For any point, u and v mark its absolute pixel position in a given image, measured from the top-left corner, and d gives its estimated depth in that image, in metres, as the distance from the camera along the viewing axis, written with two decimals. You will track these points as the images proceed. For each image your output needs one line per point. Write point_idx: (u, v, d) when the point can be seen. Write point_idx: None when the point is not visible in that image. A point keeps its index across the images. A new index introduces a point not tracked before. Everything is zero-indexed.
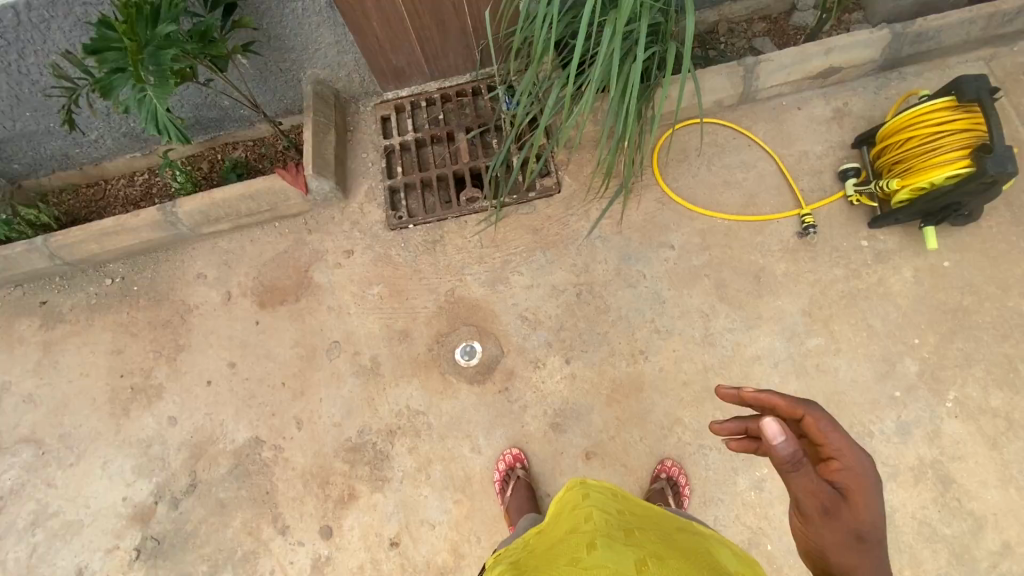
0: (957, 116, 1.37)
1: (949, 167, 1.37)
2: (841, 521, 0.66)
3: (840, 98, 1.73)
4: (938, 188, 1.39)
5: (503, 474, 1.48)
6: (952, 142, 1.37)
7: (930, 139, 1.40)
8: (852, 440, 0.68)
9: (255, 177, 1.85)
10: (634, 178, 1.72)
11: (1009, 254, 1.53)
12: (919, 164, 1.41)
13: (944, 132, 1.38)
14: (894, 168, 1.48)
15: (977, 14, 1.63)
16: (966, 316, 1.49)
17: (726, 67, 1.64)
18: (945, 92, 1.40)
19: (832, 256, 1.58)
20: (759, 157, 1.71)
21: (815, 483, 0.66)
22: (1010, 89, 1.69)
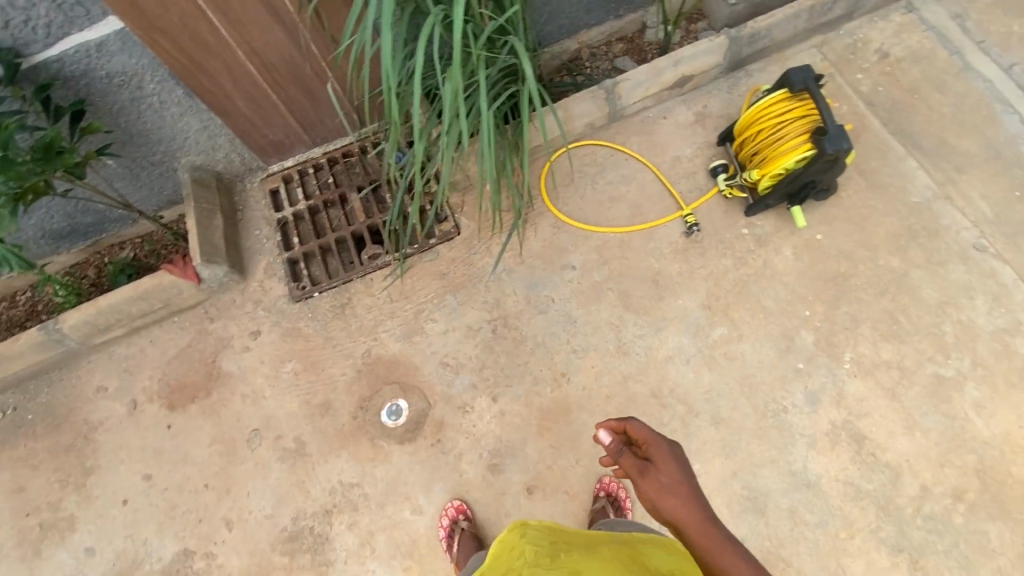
0: (794, 104, 1.49)
1: (796, 152, 1.48)
2: (654, 480, 0.98)
3: (699, 102, 1.85)
4: (792, 172, 1.50)
5: (448, 529, 1.45)
6: (794, 129, 1.48)
7: (776, 129, 1.51)
8: (650, 428, 1.02)
9: (145, 275, 1.78)
10: (525, 209, 1.77)
11: (870, 217, 1.67)
12: (772, 153, 1.52)
13: (786, 121, 1.49)
14: (753, 160, 1.59)
15: (800, 8, 1.78)
16: (845, 281, 1.60)
17: (587, 92, 1.74)
18: (779, 85, 1.51)
19: (719, 249, 1.67)
20: (637, 169, 1.81)
21: (631, 462, 1.00)
22: (845, 68, 1.85)
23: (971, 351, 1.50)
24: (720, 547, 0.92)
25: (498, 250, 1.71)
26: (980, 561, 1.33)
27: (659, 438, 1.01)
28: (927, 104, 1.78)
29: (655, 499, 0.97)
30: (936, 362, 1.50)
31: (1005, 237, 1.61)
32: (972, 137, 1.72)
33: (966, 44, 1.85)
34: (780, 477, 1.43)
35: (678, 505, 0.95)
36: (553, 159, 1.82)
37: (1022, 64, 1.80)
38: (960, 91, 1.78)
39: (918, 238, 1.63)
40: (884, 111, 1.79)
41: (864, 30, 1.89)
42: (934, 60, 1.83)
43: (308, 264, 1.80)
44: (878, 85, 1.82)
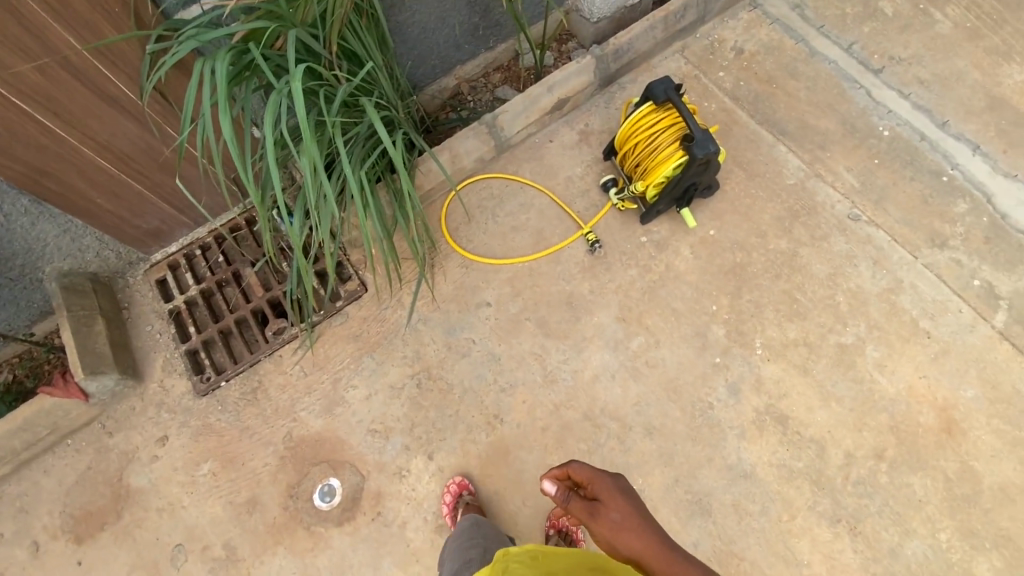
0: (661, 115, 1.56)
1: (671, 160, 1.54)
2: (605, 514, 1.08)
3: (580, 121, 1.90)
4: (673, 179, 1.56)
5: (452, 504, 1.45)
6: (666, 138, 1.55)
7: (650, 140, 1.57)
8: (595, 469, 1.16)
9: (24, 400, 1.61)
10: (430, 254, 1.74)
11: (754, 206, 1.76)
12: (651, 163, 1.58)
13: (657, 132, 1.56)
14: (636, 172, 1.64)
15: (654, 20, 1.87)
16: (743, 270, 1.67)
17: (470, 129, 1.73)
18: (645, 98, 1.58)
19: (623, 260, 1.71)
20: (533, 196, 1.82)
21: (582, 503, 1.11)
22: (707, 68, 1.95)
23: (864, 315, 1.60)
24: (673, 561, 0.99)
25: (411, 300, 1.65)
26: (910, 514, 1.41)
27: (603, 479, 1.13)
28: (786, 91, 1.90)
29: (609, 537, 1.05)
30: (837, 332, 1.58)
31: (873, 204, 1.73)
32: (828, 116, 1.85)
33: (808, 30, 1.99)
34: (718, 474, 1.46)
35: (630, 536, 1.03)
36: (449, 200, 1.80)
37: (859, 43, 1.96)
38: (811, 75, 1.92)
39: (799, 218, 1.73)
40: (749, 103, 1.90)
41: (717, 31, 2.00)
42: (783, 50, 1.96)
43: (210, 352, 1.69)
44: (740, 80, 1.93)
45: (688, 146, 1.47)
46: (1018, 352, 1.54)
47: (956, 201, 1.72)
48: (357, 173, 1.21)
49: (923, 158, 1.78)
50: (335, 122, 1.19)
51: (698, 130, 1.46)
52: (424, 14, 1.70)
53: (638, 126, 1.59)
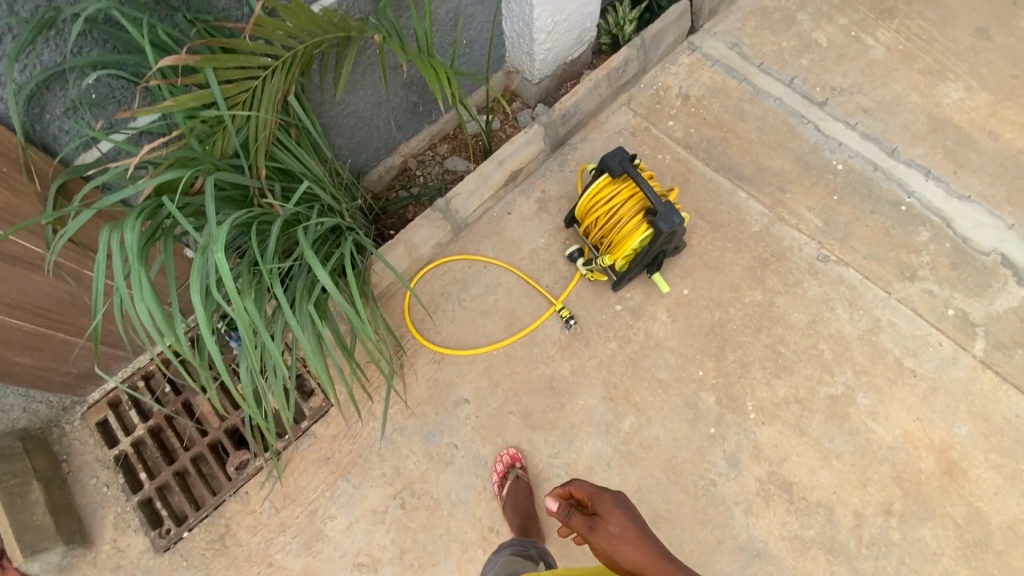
0: (619, 187, 1.50)
1: (636, 233, 1.49)
2: (602, 529, 1.00)
3: (536, 188, 1.83)
4: (640, 251, 1.51)
5: (502, 474, 1.47)
6: (628, 210, 1.49)
7: (611, 214, 1.52)
8: (592, 482, 1.09)
9: None
10: (399, 353, 1.61)
11: (723, 258, 1.71)
12: (615, 235, 1.52)
13: (617, 205, 1.50)
14: (602, 245, 1.58)
15: (596, 79, 1.83)
16: (724, 329, 1.62)
17: (423, 217, 1.64)
18: (600, 169, 1.52)
19: (601, 333, 1.63)
20: (498, 274, 1.73)
21: (579, 517, 1.04)
22: (656, 119, 1.91)
23: (849, 361, 1.57)
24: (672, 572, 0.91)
25: (383, 412, 1.52)
26: (927, 570, 1.37)
27: (602, 493, 1.05)
28: (736, 134, 1.88)
29: (609, 551, 0.98)
30: (826, 383, 1.55)
31: (839, 242, 1.71)
32: (782, 155, 1.84)
33: (750, 69, 1.98)
34: (730, 557, 1.40)
35: (629, 549, 0.95)
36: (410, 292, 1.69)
37: (800, 77, 1.96)
38: (759, 114, 1.90)
39: (770, 265, 1.69)
40: (703, 150, 1.86)
41: (660, 78, 1.96)
42: (728, 92, 1.94)
43: (166, 499, 1.52)
44: (690, 127, 1.90)
45: (652, 220, 1.41)
46: (1002, 380, 1.54)
47: (918, 229, 1.72)
48: (302, 315, 1.09)
49: (879, 188, 1.77)
50: (270, 264, 1.07)
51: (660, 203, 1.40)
52: (357, 104, 1.60)
53: (596, 200, 1.54)
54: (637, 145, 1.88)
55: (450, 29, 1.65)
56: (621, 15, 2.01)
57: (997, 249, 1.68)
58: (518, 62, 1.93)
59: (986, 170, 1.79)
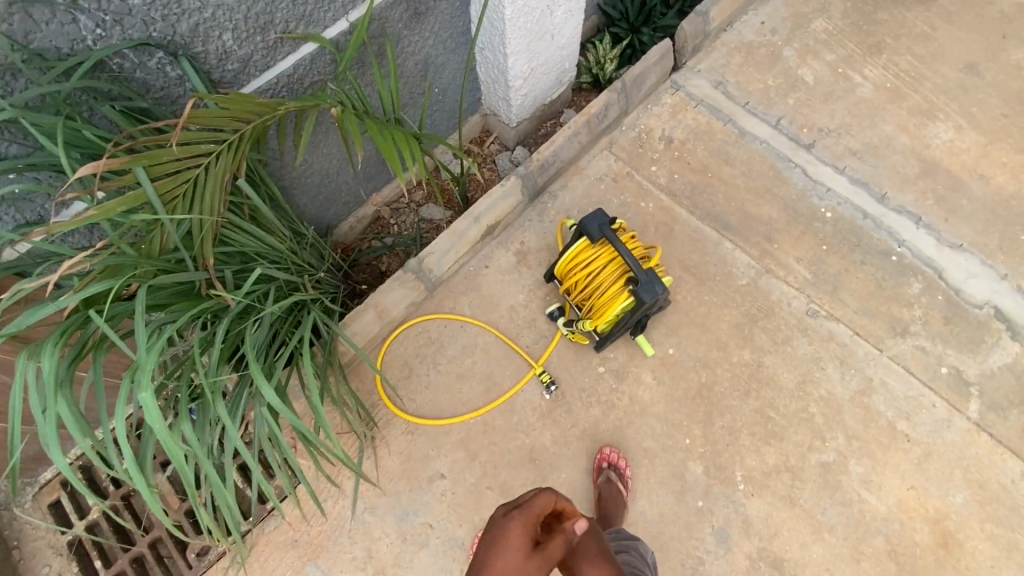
0: (598, 251, 1.43)
1: (617, 300, 1.42)
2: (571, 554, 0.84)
3: (514, 240, 1.75)
4: (623, 318, 1.43)
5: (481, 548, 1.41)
6: (609, 275, 1.43)
7: (591, 279, 1.45)
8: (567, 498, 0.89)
9: None
10: (370, 424, 1.53)
11: (710, 314, 1.64)
12: (597, 300, 1.45)
13: (597, 271, 1.43)
14: (582, 309, 1.51)
15: (577, 126, 1.75)
16: (711, 392, 1.55)
17: (393, 281, 1.55)
18: (578, 232, 1.44)
19: (584, 398, 1.55)
20: (476, 334, 1.64)
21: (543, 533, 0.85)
22: (639, 163, 1.83)
23: (841, 426, 1.51)
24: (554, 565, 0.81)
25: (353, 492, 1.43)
26: None
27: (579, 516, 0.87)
28: (721, 179, 1.81)
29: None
30: (818, 450, 1.49)
31: (829, 295, 1.65)
32: (769, 202, 1.77)
33: (735, 109, 1.91)
34: None
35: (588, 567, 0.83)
36: (382, 356, 1.60)
37: (786, 117, 1.89)
38: (744, 158, 1.83)
39: (758, 322, 1.63)
40: (687, 197, 1.79)
41: (643, 120, 1.89)
42: (713, 134, 1.87)
43: None
44: (673, 173, 1.82)
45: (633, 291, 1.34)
46: (997, 443, 1.49)
47: (909, 281, 1.66)
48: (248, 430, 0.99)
49: (869, 238, 1.71)
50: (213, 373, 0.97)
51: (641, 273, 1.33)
52: (321, 163, 1.50)
53: (575, 264, 1.46)
54: (620, 192, 1.80)
55: (419, 80, 1.55)
56: (601, 54, 1.93)
57: (990, 302, 1.63)
58: (495, 105, 1.84)
59: (978, 217, 1.74)
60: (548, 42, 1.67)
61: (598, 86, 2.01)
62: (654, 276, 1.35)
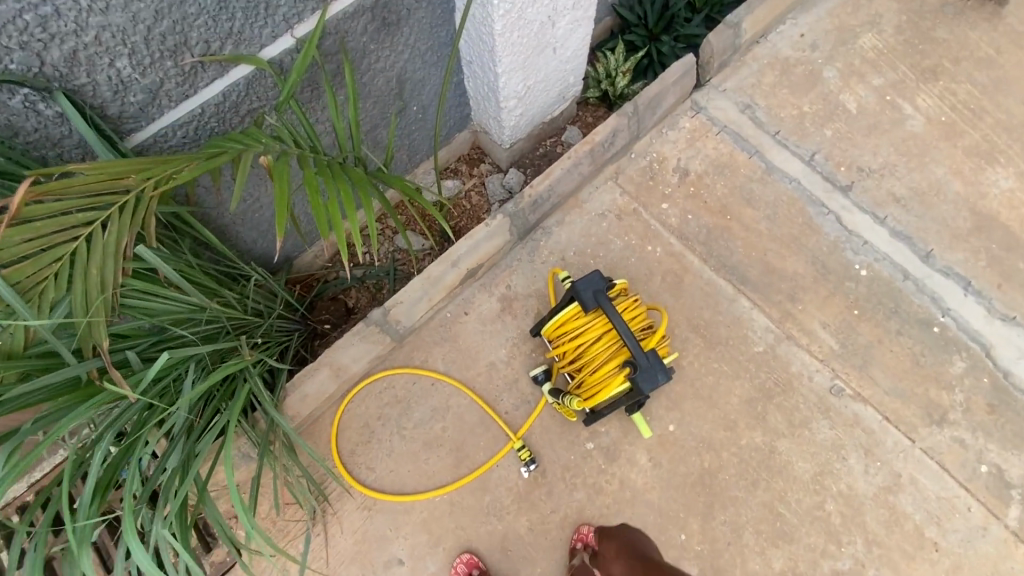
0: (589, 320, 1.21)
1: (610, 381, 1.19)
2: None
3: (500, 283, 1.52)
4: (616, 401, 1.21)
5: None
6: (605, 349, 1.20)
7: (580, 351, 1.23)
8: None
9: None
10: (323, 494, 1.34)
11: (718, 385, 1.42)
12: (588, 376, 1.22)
13: (588, 342, 1.21)
14: (571, 382, 1.28)
15: (578, 156, 1.50)
16: (713, 480, 1.36)
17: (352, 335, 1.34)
18: (570, 295, 1.22)
19: (566, 480, 1.36)
20: (449, 393, 1.43)
21: None
22: (649, 199, 1.59)
23: (860, 528, 1.32)
24: None
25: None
26: None
27: None
28: (742, 223, 1.56)
29: None
30: (831, 556, 1.30)
31: (858, 371, 1.43)
32: (795, 254, 1.53)
33: (762, 139, 1.66)
34: None
35: None
36: (339, 416, 1.41)
37: (821, 152, 1.64)
38: (769, 200, 1.59)
39: (773, 398, 1.41)
40: (702, 242, 1.55)
41: (655, 147, 1.63)
42: (735, 168, 1.62)
43: None
44: (688, 213, 1.57)
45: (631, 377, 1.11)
46: None
47: (951, 358, 1.44)
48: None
49: (908, 304, 1.48)
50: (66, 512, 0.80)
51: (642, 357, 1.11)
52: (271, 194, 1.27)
53: (563, 330, 1.25)
54: (625, 232, 1.55)
55: (392, 99, 1.30)
56: (612, 66, 1.67)
57: None
58: (485, 122, 1.59)
59: None
60: (549, 57, 1.41)
61: (608, 102, 1.75)
62: (657, 360, 1.12)
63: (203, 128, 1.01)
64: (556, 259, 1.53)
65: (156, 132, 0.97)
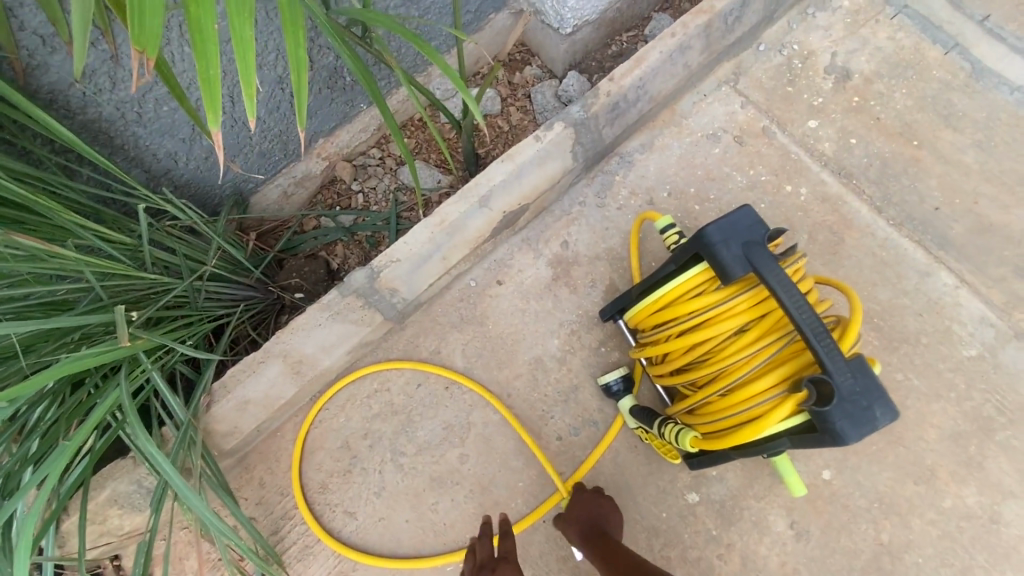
0: (727, 296, 0.68)
1: (762, 408, 0.66)
2: None
3: (552, 237, 0.99)
4: (765, 444, 0.68)
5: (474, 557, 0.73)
6: (753, 351, 0.68)
7: (706, 347, 0.70)
8: None
9: None
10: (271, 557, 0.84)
11: (905, 410, 0.88)
12: (716, 397, 0.70)
13: (723, 333, 0.69)
14: (680, 402, 0.75)
15: (687, 33, 0.94)
16: (897, 563, 0.83)
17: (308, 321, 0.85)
18: (693, 254, 0.69)
19: (655, 553, 0.85)
20: (471, 404, 0.94)
21: None
22: (786, 113, 1.02)
23: None
24: None
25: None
26: None
27: None
28: (936, 154, 0.99)
29: None
30: None
31: None
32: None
33: (964, 27, 1.08)
34: None
35: None
36: (306, 431, 0.92)
37: None
38: (980, 118, 1.02)
39: (996, 433, 0.87)
40: (872, 181, 0.98)
41: (795, 36, 1.06)
42: (924, 69, 1.04)
43: None
44: (849, 135, 1.01)
45: (818, 411, 0.59)
46: None
47: None
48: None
49: None
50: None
51: (841, 374, 0.58)
52: (184, 69, 0.77)
53: (676, 310, 0.72)
54: (749, 163, 1.00)
55: None
56: None
57: None
58: None
59: None
60: None
61: None
62: (866, 380, 0.59)
63: None
64: (641, 203, 0.99)
65: None
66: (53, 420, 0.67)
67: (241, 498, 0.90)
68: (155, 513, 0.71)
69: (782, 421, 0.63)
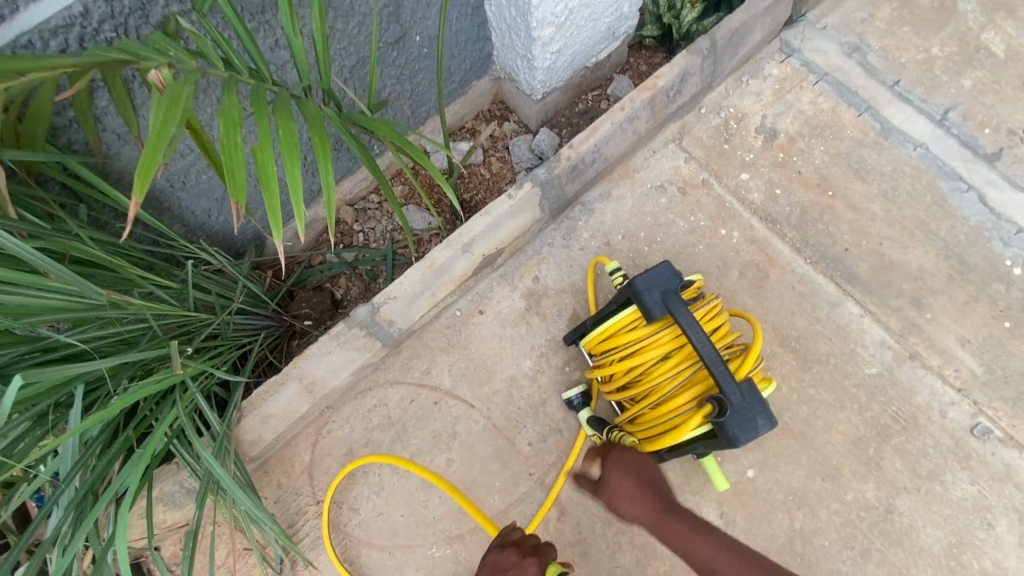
0: (653, 331, 0.86)
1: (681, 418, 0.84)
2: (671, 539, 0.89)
3: (525, 274, 1.18)
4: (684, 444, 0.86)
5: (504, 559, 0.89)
6: (675, 372, 0.86)
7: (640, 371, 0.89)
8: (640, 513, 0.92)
9: None
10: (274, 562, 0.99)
11: (816, 419, 1.06)
12: (649, 410, 0.89)
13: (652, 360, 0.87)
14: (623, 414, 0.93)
15: (634, 107, 1.13)
16: (807, 545, 1.01)
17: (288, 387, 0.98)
18: (624, 298, 0.88)
19: (608, 540, 1.03)
20: (456, 416, 1.11)
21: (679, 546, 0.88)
22: (723, 167, 1.21)
23: None
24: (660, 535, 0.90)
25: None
26: None
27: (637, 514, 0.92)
28: (848, 202, 1.18)
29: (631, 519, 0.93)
30: None
31: (1012, 406, 1.05)
32: (922, 245, 1.15)
33: (877, 91, 1.25)
34: None
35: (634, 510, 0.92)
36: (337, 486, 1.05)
37: (957, 108, 1.23)
38: (887, 172, 1.20)
39: (891, 437, 1.05)
40: (793, 226, 1.17)
41: (732, 101, 1.25)
42: (840, 129, 1.23)
43: None
44: (775, 186, 1.20)
45: (717, 420, 0.77)
46: None
47: None
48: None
49: None
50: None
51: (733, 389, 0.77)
52: None
53: (615, 342, 0.90)
54: (690, 211, 1.19)
55: (387, 20, 1.00)
56: None
57: None
58: (512, 66, 1.25)
59: None
60: None
61: (668, 44, 1.38)
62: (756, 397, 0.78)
63: (95, 37, 0.71)
64: (600, 245, 1.18)
65: (16, 38, 0.67)
66: (123, 434, 0.85)
67: (263, 497, 1.07)
68: (201, 506, 0.88)
69: (695, 428, 0.82)
